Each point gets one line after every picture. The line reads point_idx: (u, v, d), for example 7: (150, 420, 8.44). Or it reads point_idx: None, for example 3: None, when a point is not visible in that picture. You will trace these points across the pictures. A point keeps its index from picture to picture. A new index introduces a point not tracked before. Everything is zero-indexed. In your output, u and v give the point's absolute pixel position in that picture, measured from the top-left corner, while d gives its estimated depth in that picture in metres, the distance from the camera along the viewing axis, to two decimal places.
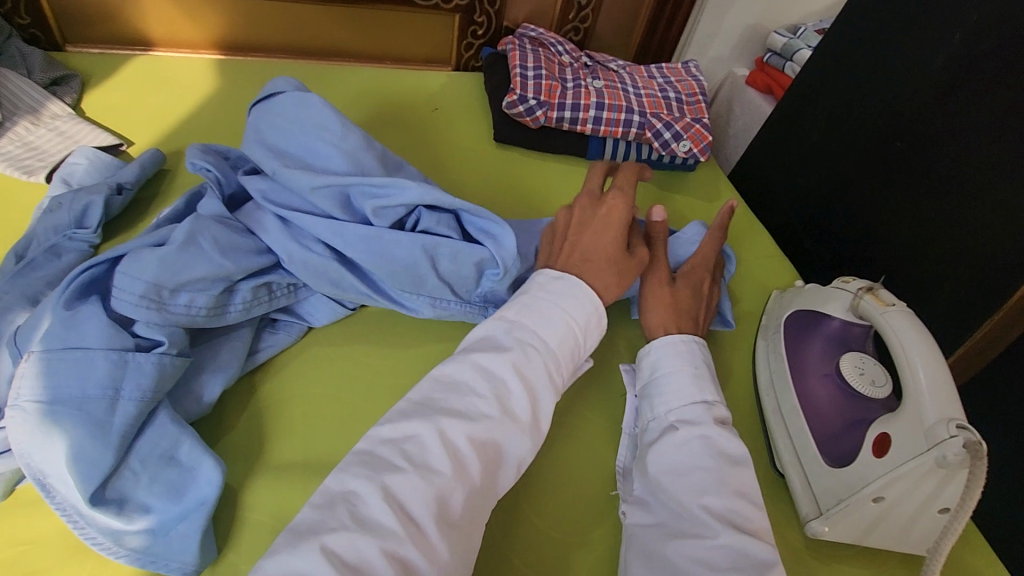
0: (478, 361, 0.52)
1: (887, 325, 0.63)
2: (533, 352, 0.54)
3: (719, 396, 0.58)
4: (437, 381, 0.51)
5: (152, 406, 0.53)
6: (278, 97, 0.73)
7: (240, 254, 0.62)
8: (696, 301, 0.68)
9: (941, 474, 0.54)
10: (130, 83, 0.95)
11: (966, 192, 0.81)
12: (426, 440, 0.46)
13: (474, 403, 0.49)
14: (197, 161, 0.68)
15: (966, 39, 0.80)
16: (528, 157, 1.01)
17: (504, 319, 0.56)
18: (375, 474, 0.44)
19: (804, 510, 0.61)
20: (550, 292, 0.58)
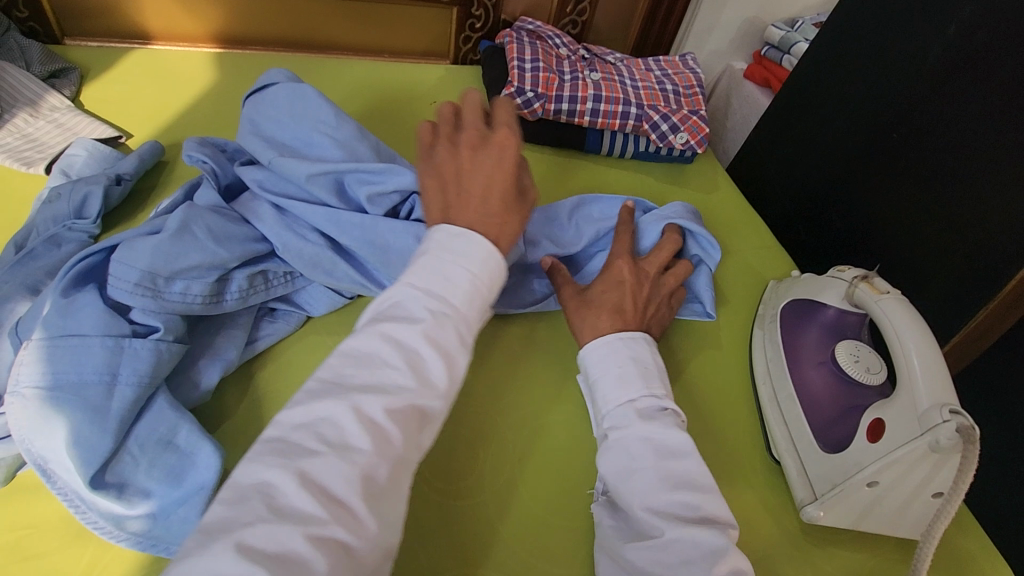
0: (388, 332, 0.46)
1: (880, 312, 0.64)
2: (446, 319, 0.48)
3: (647, 388, 0.59)
4: (344, 355, 0.45)
5: (150, 391, 0.53)
6: (273, 90, 0.74)
7: (236, 242, 0.62)
8: (620, 290, 0.69)
9: (934, 459, 0.55)
10: (129, 76, 0.95)
11: (961, 182, 0.82)
12: (342, 419, 0.41)
13: (390, 375, 0.44)
14: (193, 153, 0.68)
15: (961, 31, 0.81)
16: (526, 149, 1.01)
17: (415, 283, 0.49)
18: (288, 461, 0.39)
19: (800, 496, 0.61)
20: (458, 252, 0.51)
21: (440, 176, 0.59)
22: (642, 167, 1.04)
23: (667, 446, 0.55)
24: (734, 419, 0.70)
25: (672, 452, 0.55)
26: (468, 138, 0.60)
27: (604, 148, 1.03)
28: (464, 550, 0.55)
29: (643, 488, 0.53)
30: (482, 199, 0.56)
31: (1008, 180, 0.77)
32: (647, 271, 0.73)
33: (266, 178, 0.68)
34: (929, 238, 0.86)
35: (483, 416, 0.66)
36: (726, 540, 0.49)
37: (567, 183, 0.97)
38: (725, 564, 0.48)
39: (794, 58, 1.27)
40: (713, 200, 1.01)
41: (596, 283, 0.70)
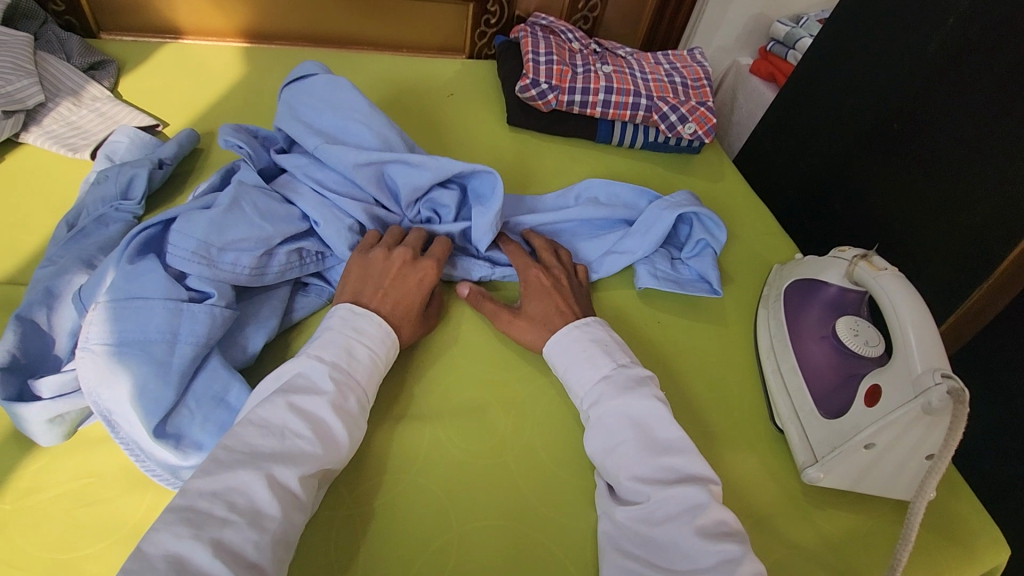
0: (294, 402, 0.53)
1: (879, 288, 0.68)
2: (350, 390, 0.57)
3: (614, 361, 0.65)
4: (253, 424, 0.51)
5: (204, 352, 0.57)
6: (312, 81, 0.79)
7: (279, 220, 0.68)
8: (549, 300, 0.72)
9: (927, 420, 0.59)
10: (163, 68, 1.00)
11: (957, 170, 0.85)
12: (252, 488, 0.47)
13: (296, 443, 0.51)
14: (230, 138, 0.73)
15: (959, 25, 0.84)
16: (540, 140, 1.06)
17: (321, 356, 0.57)
18: (201, 530, 0.44)
19: (801, 458, 0.65)
20: (359, 329, 0.61)
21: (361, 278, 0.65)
22: (652, 158, 1.08)
23: (651, 417, 0.60)
24: (738, 391, 0.74)
25: (656, 420, 0.60)
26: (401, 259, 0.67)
27: (615, 138, 1.07)
28: (484, 505, 0.60)
29: (633, 455, 0.58)
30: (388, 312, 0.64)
31: (1000, 166, 0.81)
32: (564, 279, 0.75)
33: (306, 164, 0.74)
34: (926, 224, 0.89)
35: (502, 385, 0.70)
36: (707, 496, 0.54)
37: (578, 171, 1.02)
38: (706, 516, 0.53)
39: (799, 53, 1.30)
40: (720, 188, 1.05)
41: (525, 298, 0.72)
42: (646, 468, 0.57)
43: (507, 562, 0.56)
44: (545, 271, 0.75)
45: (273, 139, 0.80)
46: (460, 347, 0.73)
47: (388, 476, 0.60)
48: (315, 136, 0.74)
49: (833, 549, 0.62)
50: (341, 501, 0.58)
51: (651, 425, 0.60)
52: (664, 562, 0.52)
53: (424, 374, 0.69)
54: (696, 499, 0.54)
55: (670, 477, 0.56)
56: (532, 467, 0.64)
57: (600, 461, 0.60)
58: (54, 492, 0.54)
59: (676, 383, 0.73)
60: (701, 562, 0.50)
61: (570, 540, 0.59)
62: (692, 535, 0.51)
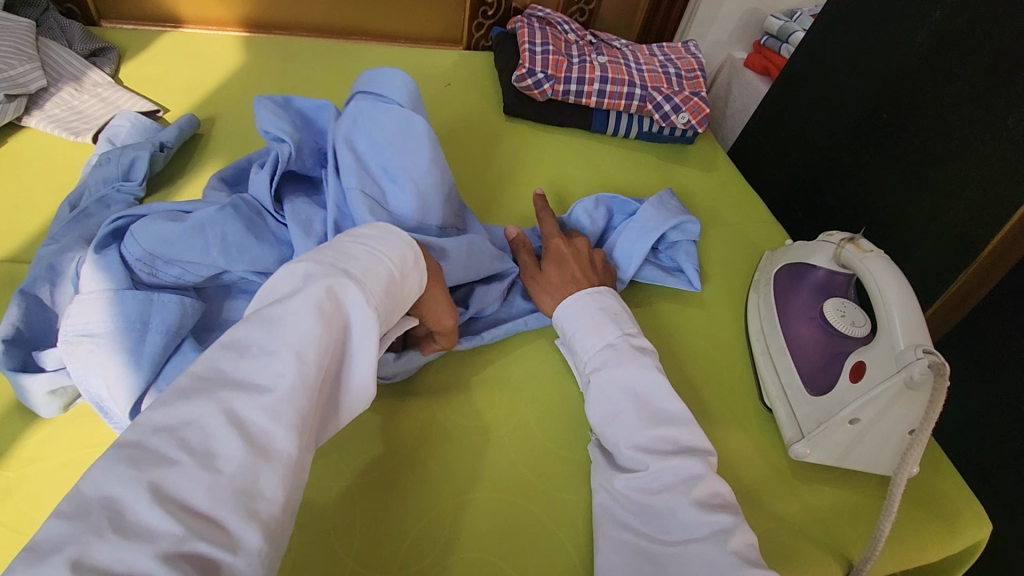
0: (274, 319, 0.45)
1: (865, 269, 0.69)
2: (344, 301, 0.49)
3: (621, 331, 0.67)
4: (224, 348, 0.43)
5: (177, 340, 0.58)
6: (389, 111, 0.74)
7: (248, 257, 0.64)
8: (568, 266, 0.75)
9: (909, 395, 0.60)
10: (163, 56, 1.02)
11: (944, 156, 0.87)
12: (209, 421, 0.39)
13: (268, 365, 0.43)
14: (272, 129, 0.74)
15: (946, 15, 0.86)
16: (536, 129, 1.07)
17: (306, 259, 0.50)
18: (142, 471, 0.36)
19: (788, 435, 0.67)
20: (353, 235, 0.56)
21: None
22: (646, 148, 1.09)
23: (650, 388, 0.62)
24: (729, 373, 0.75)
25: (648, 394, 0.62)
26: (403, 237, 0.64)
27: (610, 128, 1.08)
28: (482, 479, 0.61)
29: (628, 429, 0.59)
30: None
31: (986, 153, 0.82)
32: (579, 246, 0.78)
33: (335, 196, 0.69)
34: (914, 211, 0.91)
35: (498, 366, 0.71)
36: (705, 467, 0.56)
37: (574, 160, 1.03)
38: (702, 488, 0.54)
39: (791, 47, 1.32)
40: (713, 178, 1.07)
41: (545, 265, 0.75)
42: (643, 437, 0.58)
43: (502, 534, 0.58)
44: (567, 241, 0.78)
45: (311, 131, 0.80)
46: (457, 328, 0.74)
47: (385, 451, 0.62)
48: (359, 174, 0.70)
49: (820, 522, 0.64)
50: (338, 472, 0.59)
51: (651, 396, 0.62)
52: (659, 532, 0.53)
53: None
54: (695, 469, 0.55)
55: (669, 448, 0.58)
56: (527, 442, 0.65)
57: (601, 427, 0.62)
58: (57, 461, 0.55)
59: (670, 365, 0.74)
60: (694, 531, 0.52)
61: (563, 514, 0.60)
62: (688, 505, 0.53)
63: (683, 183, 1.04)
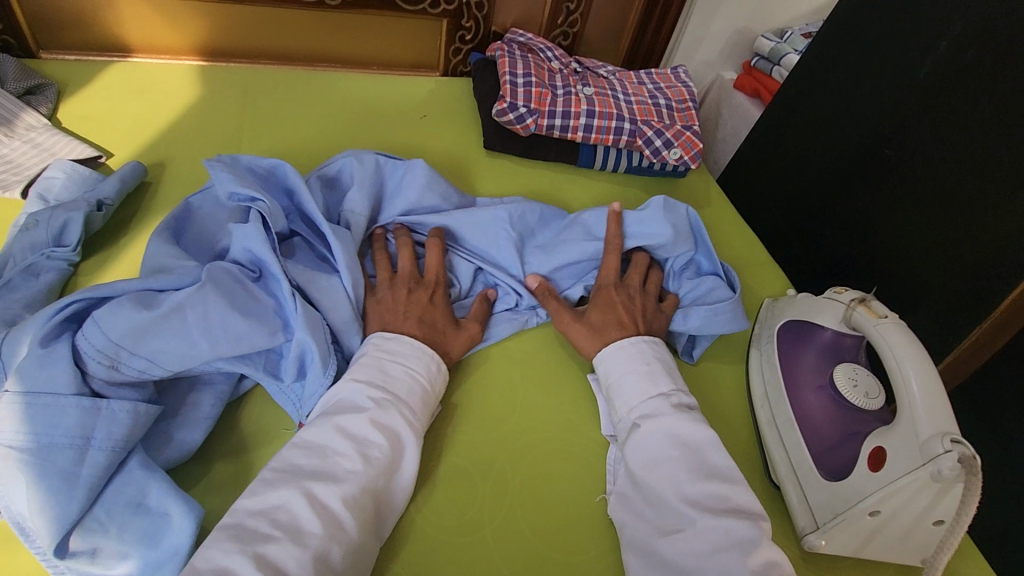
0: (338, 424, 0.55)
1: (879, 337, 0.63)
2: (391, 407, 0.58)
3: (674, 387, 0.65)
4: (299, 447, 0.54)
5: (122, 456, 0.51)
6: (410, 166, 0.80)
7: (231, 339, 0.56)
8: (615, 310, 0.72)
9: (936, 488, 0.55)
10: (107, 93, 0.93)
11: (954, 197, 0.82)
12: (294, 504, 0.49)
13: (338, 463, 0.53)
14: (240, 191, 0.65)
15: (952, 48, 0.81)
16: (519, 165, 1.00)
17: (358, 377, 0.59)
18: (246, 545, 0.46)
19: (802, 523, 0.61)
20: (391, 350, 0.62)
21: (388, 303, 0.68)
22: (637, 183, 1.03)
23: (697, 444, 0.59)
24: (733, 445, 0.69)
25: (698, 450, 0.59)
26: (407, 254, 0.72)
27: (597, 163, 1.02)
28: None
29: (674, 479, 0.56)
30: (427, 315, 0.67)
31: (999, 196, 0.77)
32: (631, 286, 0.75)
33: (345, 255, 0.67)
34: (920, 254, 0.86)
35: (480, 446, 0.64)
36: (758, 531, 0.52)
37: (561, 199, 0.96)
38: (758, 555, 0.50)
39: (784, 71, 1.27)
40: (707, 215, 1.01)
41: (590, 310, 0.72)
42: (694, 492, 0.55)
43: None
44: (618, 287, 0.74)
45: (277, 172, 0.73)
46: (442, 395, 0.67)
47: None
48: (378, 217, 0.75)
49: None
50: None
51: (700, 448, 0.58)
52: None
53: None
54: (747, 533, 0.51)
55: (720, 505, 0.54)
56: (539, 521, 0.60)
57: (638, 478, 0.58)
58: None
59: None
60: None
61: None
62: None
63: None
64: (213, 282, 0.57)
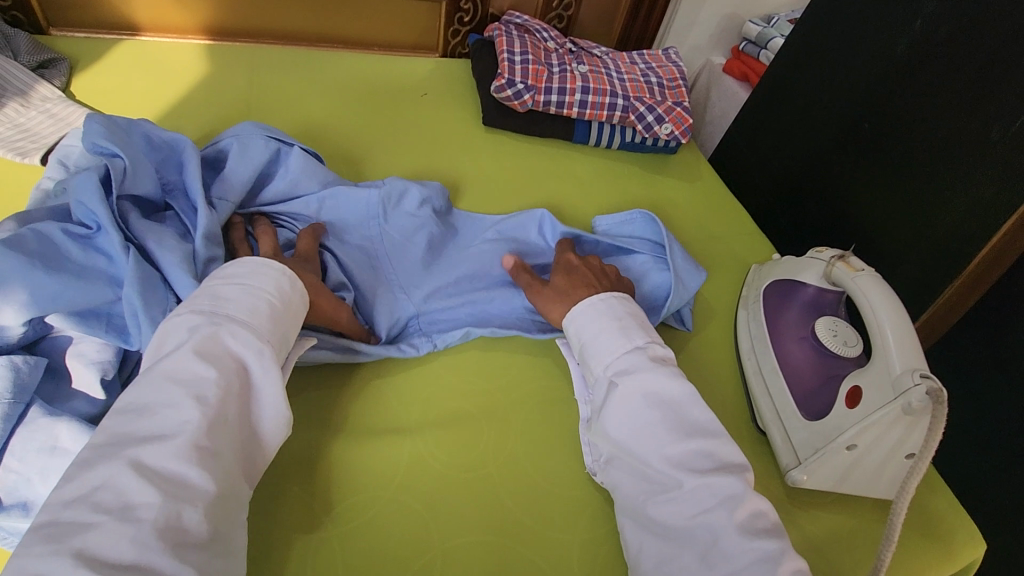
0: (169, 373, 0.49)
1: (856, 288, 0.68)
2: (226, 343, 0.53)
3: (648, 339, 0.67)
4: (118, 412, 0.47)
5: (19, 407, 0.51)
6: (291, 160, 0.78)
7: (62, 287, 0.55)
8: (575, 277, 0.75)
9: (907, 421, 0.59)
10: (117, 68, 0.96)
11: (931, 167, 0.86)
12: (120, 478, 0.43)
13: (169, 417, 0.47)
14: (98, 144, 0.65)
15: (926, 27, 0.86)
16: (515, 140, 1.04)
17: (187, 316, 0.53)
18: (62, 542, 0.40)
19: (785, 461, 0.65)
20: (228, 276, 0.58)
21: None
22: (629, 159, 1.07)
23: (674, 393, 0.62)
24: (721, 394, 0.74)
25: (676, 402, 0.62)
26: (268, 240, 0.68)
27: (592, 138, 1.06)
28: (477, 519, 0.59)
29: (652, 438, 0.59)
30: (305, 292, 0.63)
31: (972, 166, 0.82)
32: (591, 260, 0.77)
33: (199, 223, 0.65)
34: (897, 220, 0.91)
35: (482, 395, 0.69)
36: (743, 487, 0.56)
37: (557, 173, 1.01)
38: (740, 503, 0.54)
39: (770, 54, 1.32)
40: (696, 188, 1.05)
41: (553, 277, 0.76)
42: (674, 452, 0.58)
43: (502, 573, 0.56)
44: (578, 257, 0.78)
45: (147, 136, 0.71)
46: (448, 354, 0.72)
47: (368, 497, 0.59)
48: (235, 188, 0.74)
49: (838, 541, 0.63)
50: (318, 524, 0.56)
51: (676, 401, 0.61)
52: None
53: (413, 382, 0.68)
54: (732, 489, 0.55)
55: (702, 458, 0.58)
56: (539, 472, 0.64)
57: (620, 438, 0.61)
58: None
59: None
60: None
61: (556, 553, 0.59)
62: None
63: (666, 194, 1.02)
64: (9, 243, 0.54)
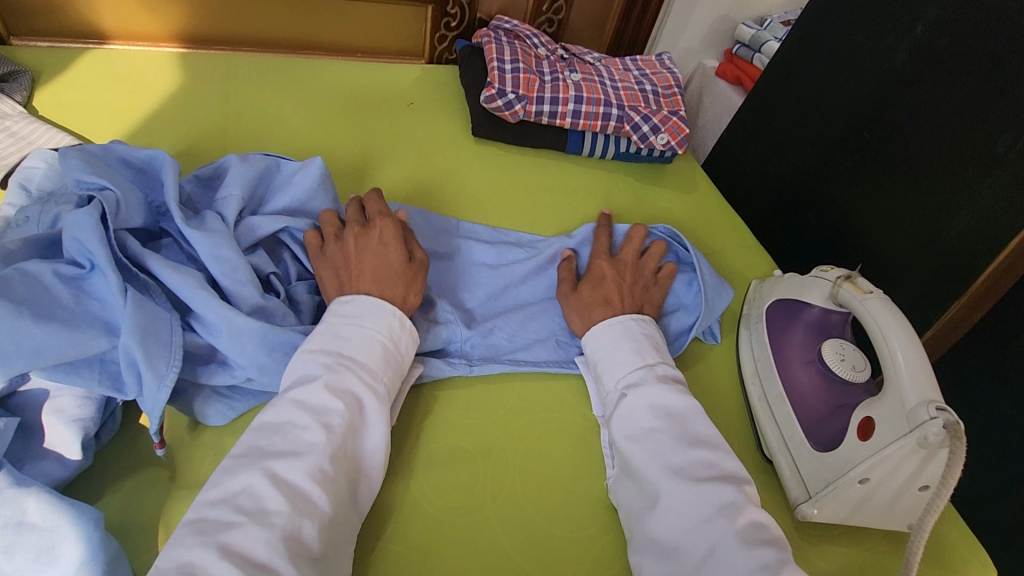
0: (295, 398, 0.55)
1: (865, 311, 0.65)
2: (348, 373, 0.57)
3: (659, 359, 0.67)
4: (257, 428, 0.53)
5: None
6: (309, 175, 0.75)
7: (61, 339, 0.51)
8: (606, 286, 0.73)
9: (922, 454, 0.57)
10: (84, 81, 0.90)
11: (933, 178, 0.84)
12: (258, 488, 0.49)
13: (299, 437, 0.52)
14: (84, 180, 0.60)
15: (927, 33, 0.83)
16: (507, 152, 1.01)
17: (311, 347, 0.59)
18: (209, 537, 0.45)
19: (794, 494, 0.63)
20: (348, 313, 0.62)
21: (332, 266, 0.67)
22: (624, 169, 1.04)
23: (681, 408, 0.62)
24: (726, 422, 0.71)
25: (685, 419, 0.61)
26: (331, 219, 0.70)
27: (586, 149, 1.03)
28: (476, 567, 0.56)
29: (663, 450, 0.58)
30: (382, 266, 0.66)
31: (978, 178, 0.80)
32: (623, 264, 0.77)
33: (206, 247, 0.62)
34: (900, 232, 0.89)
35: (479, 432, 0.65)
36: (742, 496, 0.55)
37: (549, 185, 0.97)
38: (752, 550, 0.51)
39: (764, 58, 1.30)
40: (693, 199, 1.02)
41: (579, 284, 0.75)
42: (678, 460, 0.57)
43: None
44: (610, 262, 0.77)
45: (133, 161, 0.67)
46: (440, 384, 0.69)
47: (361, 549, 0.55)
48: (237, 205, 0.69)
49: None
50: None
51: (684, 417, 0.61)
52: None
53: (404, 417, 0.65)
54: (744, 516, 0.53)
55: (706, 470, 0.57)
56: (540, 514, 0.61)
57: (624, 450, 0.60)
58: None
59: None
60: None
61: None
62: None
63: (663, 206, 0.99)
64: None
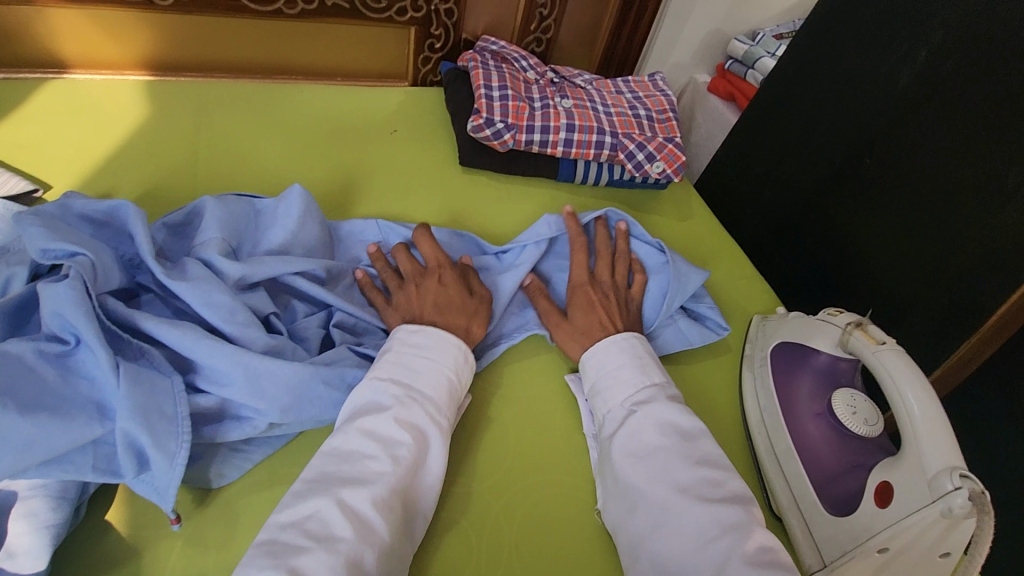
0: (365, 426, 0.54)
1: (880, 364, 0.62)
2: (416, 403, 0.57)
3: (664, 377, 0.65)
4: (328, 454, 0.52)
5: None
6: (290, 202, 0.70)
7: (52, 431, 0.46)
8: (596, 312, 0.70)
9: (945, 525, 0.52)
10: (42, 116, 0.85)
11: (939, 210, 0.81)
12: (327, 513, 0.48)
13: (368, 467, 0.52)
14: (47, 248, 0.54)
15: (930, 59, 0.81)
16: (496, 181, 0.96)
17: (381, 376, 0.58)
18: (280, 560, 0.44)
19: (808, 561, 0.60)
20: (416, 344, 0.61)
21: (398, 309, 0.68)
22: (618, 197, 1.00)
23: (689, 425, 0.59)
24: None
25: (691, 435, 0.59)
26: (402, 256, 0.72)
27: (578, 177, 0.98)
28: None
29: (670, 468, 0.55)
30: (441, 297, 0.67)
31: (988, 212, 0.77)
32: (603, 285, 0.74)
33: (197, 296, 0.57)
34: (905, 265, 0.86)
35: None
36: (747, 516, 0.52)
37: (542, 217, 0.93)
38: None
39: (758, 75, 1.27)
40: (690, 228, 0.99)
41: (570, 313, 0.71)
42: (684, 477, 0.55)
43: None
44: (593, 284, 0.73)
45: (95, 216, 0.62)
46: None
47: None
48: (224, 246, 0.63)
49: None
50: None
51: (690, 435, 0.58)
52: None
53: None
54: None
55: (714, 491, 0.54)
56: None
57: (624, 468, 0.57)
58: None
59: None
60: None
61: None
62: None
63: (661, 236, 0.95)
64: None
